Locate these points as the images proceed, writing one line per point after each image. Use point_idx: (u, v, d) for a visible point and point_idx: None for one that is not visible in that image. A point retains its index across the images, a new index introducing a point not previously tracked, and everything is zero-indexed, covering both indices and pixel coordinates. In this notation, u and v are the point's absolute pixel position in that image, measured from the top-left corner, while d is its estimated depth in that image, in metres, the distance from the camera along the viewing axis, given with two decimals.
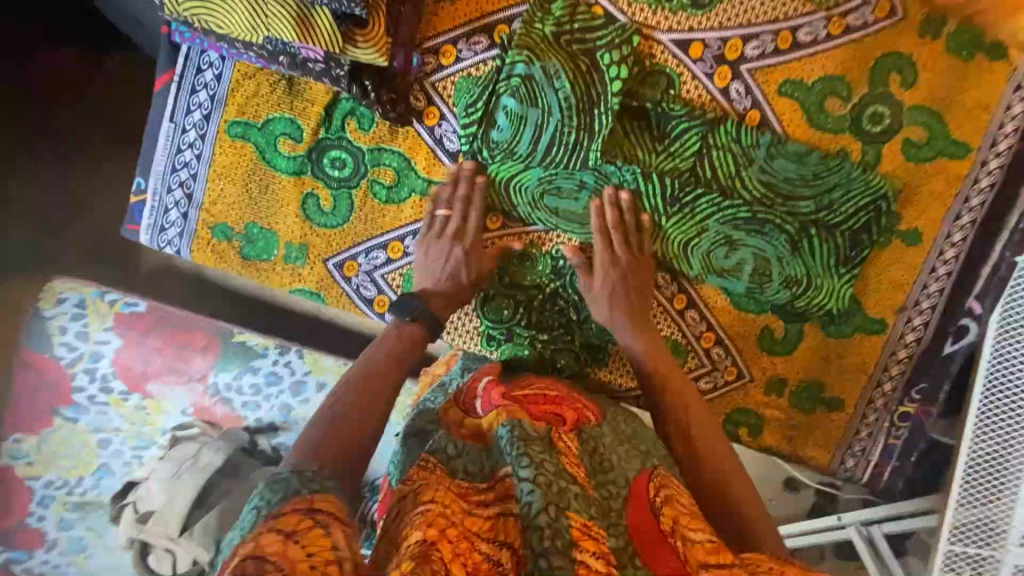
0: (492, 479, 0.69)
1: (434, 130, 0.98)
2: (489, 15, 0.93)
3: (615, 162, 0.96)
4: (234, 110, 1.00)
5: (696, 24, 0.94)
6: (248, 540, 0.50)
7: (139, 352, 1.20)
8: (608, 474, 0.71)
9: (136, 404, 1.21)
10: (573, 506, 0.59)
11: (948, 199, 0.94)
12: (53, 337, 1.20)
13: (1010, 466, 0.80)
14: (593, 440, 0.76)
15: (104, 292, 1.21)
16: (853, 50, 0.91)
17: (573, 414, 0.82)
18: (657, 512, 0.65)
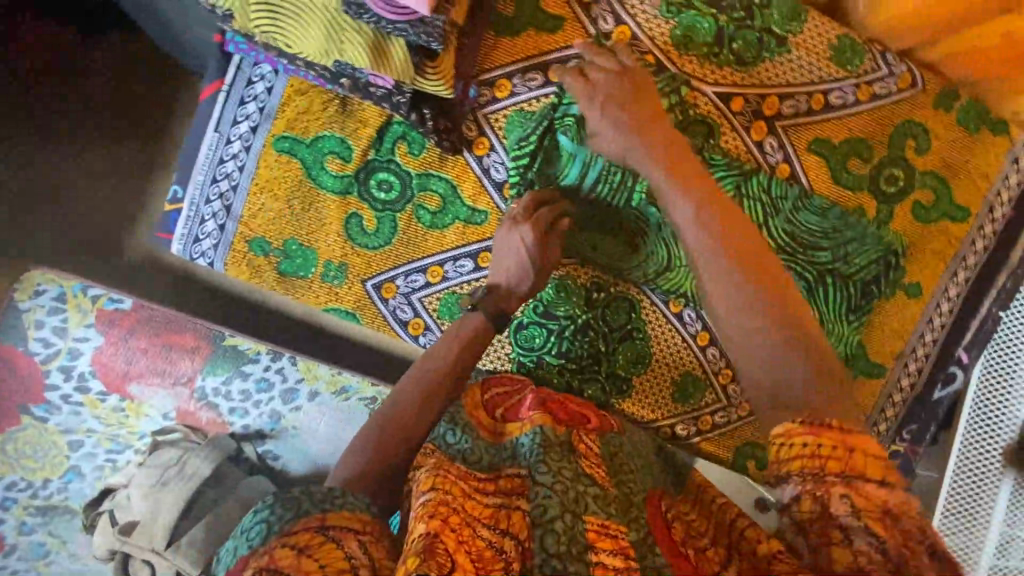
0: (494, 475, 0.77)
1: (482, 160, 0.99)
2: (547, 53, 0.97)
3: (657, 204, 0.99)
4: (283, 124, 0.94)
5: (739, 80, 1.01)
6: (264, 550, 0.62)
7: (121, 352, 1.31)
8: (628, 476, 0.79)
9: (114, 406, 1.31)
10: (589, 511, 0.68)
11: (949, 257, 1.14)
12: (29, 330, 1.29)
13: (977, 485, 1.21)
14: (614, 447, 0.85)
15: (87, 288, 1.31)
16: (875, 115, 1.06)
17: (596, 420, 0.89)
18: (666, 520, 0.74)
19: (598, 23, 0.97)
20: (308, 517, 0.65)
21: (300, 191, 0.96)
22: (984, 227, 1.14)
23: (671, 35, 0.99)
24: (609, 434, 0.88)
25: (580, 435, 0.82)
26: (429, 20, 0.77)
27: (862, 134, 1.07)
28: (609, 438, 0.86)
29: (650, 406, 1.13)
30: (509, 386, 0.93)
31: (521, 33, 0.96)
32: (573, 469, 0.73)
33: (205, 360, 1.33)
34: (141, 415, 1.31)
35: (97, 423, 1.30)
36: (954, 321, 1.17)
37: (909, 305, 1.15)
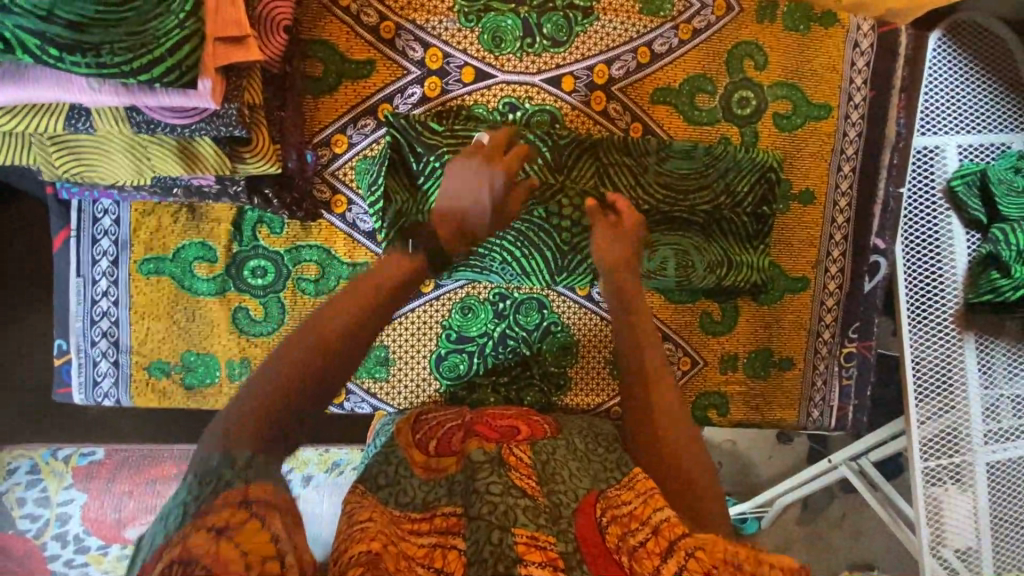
0: (428, 514, 0.76)
1: (345, 216, 1.00)
2: (369, 98, 0.98)
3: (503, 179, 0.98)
4: (142, 248, 0.95)
5: (561, 61, 1.02)
6: (177, 540, 0.52)
7: (107, 500, 1.28)
8: (559, 483, 0.79)
9: (119, 554, 1.27)
10: (519, 524, 0.68)
11: (828, 154, 1.15)
12: (12, 511, 1.27)
13: (938, 366, 1.18)
14: (544, 453, 0.84)
15: (56, 451, 1.30)
16: (703, 48, 1.07)
17: (528, 429, 0.90)
18: (603, 527, 0.74)
19: (407, 53, 0.98)
20: (230, 491, 0.55)
21: (178, 302, 0.97)
22: (850, 116, 1.15)
23: (481, 41, 0.99)
24: (539, 441, 0.88)
25: (510, 450, 0.81)
26: (223, 111, 0.79)
27: (699, 70, 1.07)
28: (539, 443, 0.86)
29: (592, 392, 1.12)
30: (444, 421, 0.95)
31: (337, 88, 0.97)
32: (502, 482, 0.73)
33: None
34: None
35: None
36: (856, 210, 1.18)
37: (807, 213, 1.16)
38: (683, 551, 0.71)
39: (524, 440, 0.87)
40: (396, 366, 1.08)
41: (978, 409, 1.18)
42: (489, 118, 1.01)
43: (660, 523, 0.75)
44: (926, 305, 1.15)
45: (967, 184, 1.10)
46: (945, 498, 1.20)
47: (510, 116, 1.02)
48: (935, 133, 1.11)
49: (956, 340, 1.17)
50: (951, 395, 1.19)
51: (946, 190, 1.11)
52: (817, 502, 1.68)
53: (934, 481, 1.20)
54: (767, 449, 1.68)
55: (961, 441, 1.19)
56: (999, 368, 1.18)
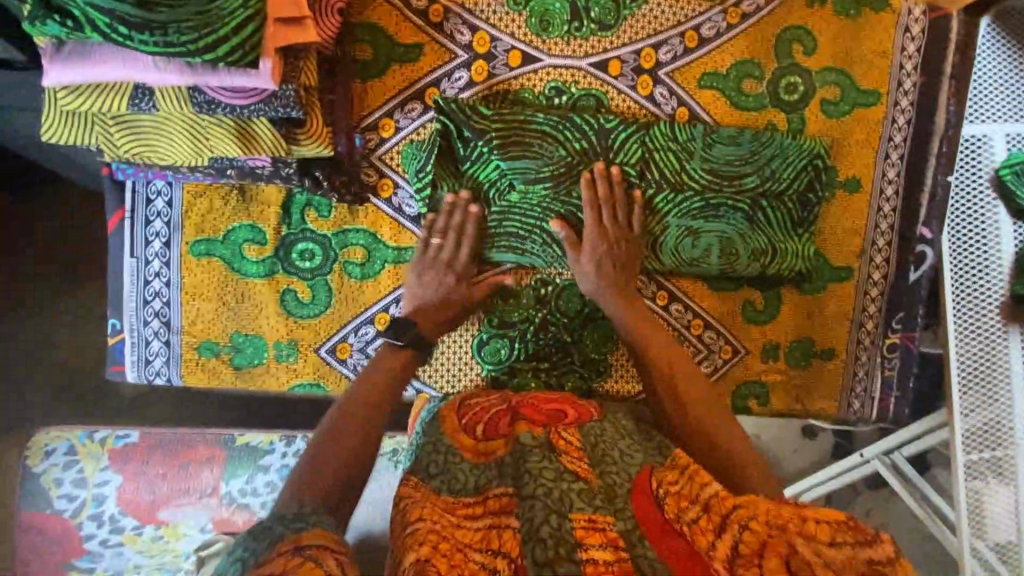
0: (481, 498, 0.77)
1: (391, 200, 1.00)
2: (417, 81, 0.98)
3: (544, 167, 1.00)
4: (193, 230, 0.96)
5: (608, 44, 1.01)
6: None
7: (141, 483, 1.31)
8: (611, 464, 0.77)
9: (152, 535, 1.31)
10: (576, 509, 0.68)
11: (876, 141, 1.13)
12: (50, 491, 1.30)
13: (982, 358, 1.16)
14: (595, 436, 0.82)
15: (93, 433, 1.32)
16: (751, 32, 1.05)
17: (575, 412, 0.88)
18: (660, 504, 0.71)
19: (455, 36, 0.97)
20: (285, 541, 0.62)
21: (228, 284, 0.98)
22: (900, 102, 1.12)
23: (529, 24, 0.99)
24: (587, 424, 0.85)
25: (558, 431, 0.80)
26: (281, 92, 0.79)
27: (747, 55, 1.06)
28: (589, 428, 0.84)
29: (632, 379, 1.12)
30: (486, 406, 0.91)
31: (385, 72, 0.97)
32: (555, 468, 0.73)
33: (223, 465, 1.34)
34: (179, 537, 1.31)
35: (141, 558, 1.30)
36: (904, 198, 1.15)
37: (854, 201, 1.14)
38: (737, 525, 0.68)
39: (572, 423, 0.86)
40: None
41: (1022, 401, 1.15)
42: (536, 102, 1.01)
43: (710, 500, 0.72)
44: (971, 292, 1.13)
45: (1016, 175, 1.05)
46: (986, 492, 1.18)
47: (556, 101, 1.02)
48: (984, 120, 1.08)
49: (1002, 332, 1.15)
50: (993, 386, 1.17)
51: (993, 180, 1.06)
52: (849, 495, 1.66)
53: (976, 475, 1.19)
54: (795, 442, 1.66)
55: (1003, 435, 1.17)
56: None
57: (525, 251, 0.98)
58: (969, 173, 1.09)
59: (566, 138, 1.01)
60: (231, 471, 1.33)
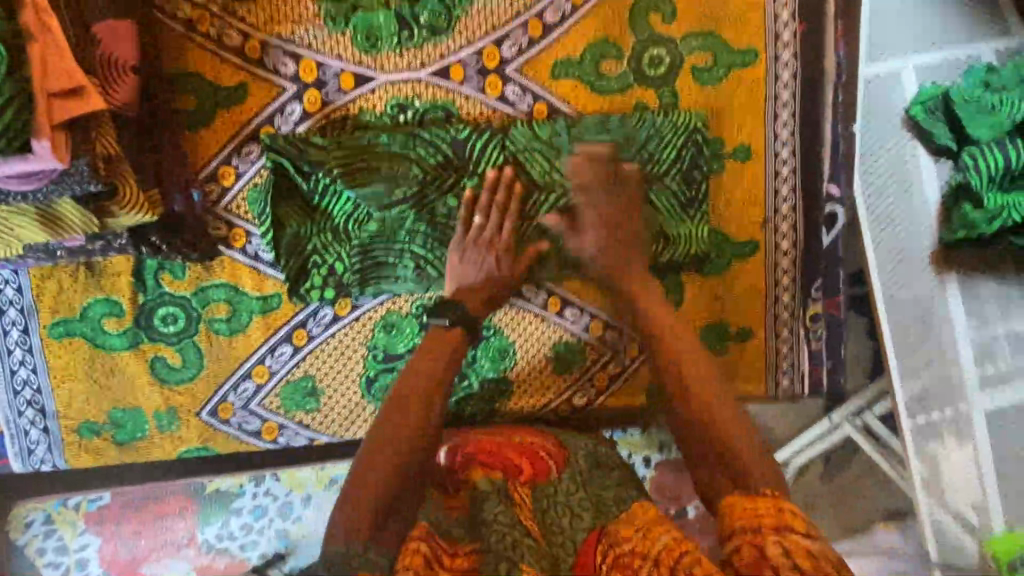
0: (454, 549, 0.75)
1: (246, 250, 0.96)
2: (247, 124, 0.93)
3: (396, 191, 0.94)
4: (48, 312, 0.94)
5: (445, 49, 0.95)
6: None
7: None
8: (557, 534, 0.77)
9: None
10: (525, 561, 0.70)
11: (763, 102, 1.04)
12: None
13: (919, 316, 1.14)
14: (546, 500, 0.81)
15: None
16: (600, 9, 0.97)
17: (529, 465, 0.86)
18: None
19: (279, 69, 0.92)
20: None
21: (95, 362, 0.95)
22: (782, 56, 1.03)
23: (354, 43, 0.92)
24: (541, 482, 0.84)
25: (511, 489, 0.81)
26: (74, 169, 0.74)
27: (600, 34, 0.98)
28: (541, 487, 0.83)
29: (538, 392, 1.08)
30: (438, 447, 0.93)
31: (212, 119, 0.92)
32: (509, 514, 0.76)
33: None
34: None
35: None
36: (803, 158, 1.07)
37: (748, 170, 1.06)
38: (686, 574, 0.64)
39: (526, 482, 0.84)
40: (326, 396, 1.02)
41: (969, 353, 1.13)
42: (380, 123, 0.95)
43: (661, 552, 0.68)
44: (894, 251, 1.13)
45: (927, 110, 1.10)
46: (941, 452, 1.16)
47: (401, 118, 0.95)
48: (890, 58, 1.11)
49: (937, 282, 1.13)
50: (936, 342, 1.14)
51: (907, 120, 1.11)
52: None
53: (930, 437, 1.16)
54: None
55: (954, 392, 1.14)
56: (994, 307, 1.13)
57: (498, 228, 0.94)
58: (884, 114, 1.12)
59: (417, 155, 0.95)
60: None
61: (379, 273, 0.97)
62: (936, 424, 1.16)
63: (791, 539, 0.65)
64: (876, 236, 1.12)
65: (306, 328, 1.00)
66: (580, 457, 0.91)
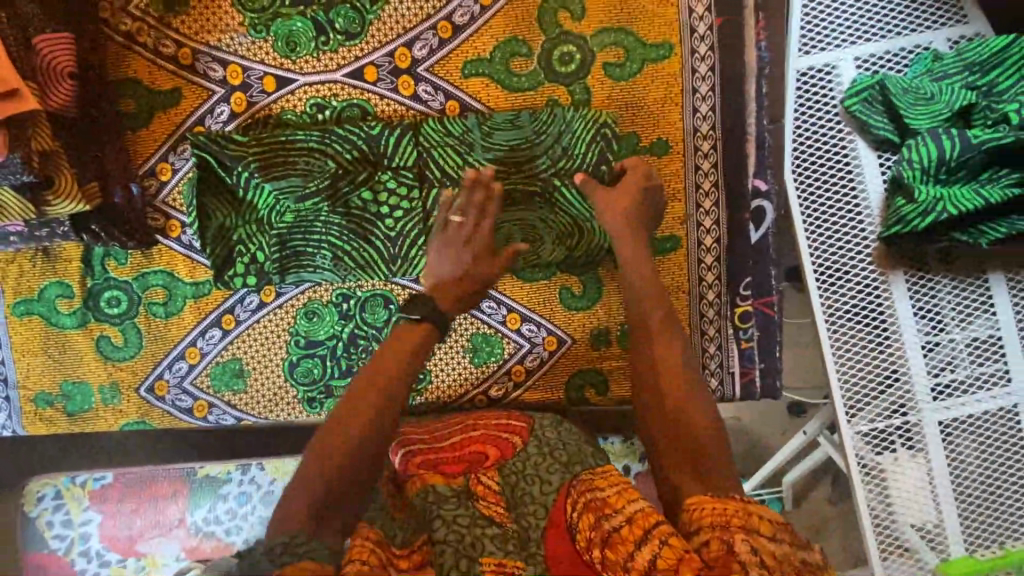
0: (408, 550, 0.79)
1: (181, 240, 1.05)
2: (181, 124, 1.02)
3: (311, 185, 1.00)
4: (12, 293, 1.06)
5: (359, 52, 1.01)
6: None
7: (119, 520, 1.31)
8: (528, 504, 0.87)
9: (135, 567, 1.30)
10: (487, 552, 0.76)
11: (679, 96, 1.03)
12: (45, 532, 1.31)
13: (865, 321, 1.07)
14: (515, 476, 0.92)
15: (75, 476, 1.33)
16: (509, 10, 1.00)
17: (495, 449, 0.97)
18: (573, 533, 0.78)
19: (208, 74, 1.01)
20: None
21: (49, 338, 1.06)
22: (698, 50, 1.02)
23: (276, 48, 1.00)
24: (507, 462, 0.94)
25: (477, 479, 0.90)
26: (8, 161, 0.85)
27: (509, 33, 1.01)
28: (508, 465, 0.93)
29: (454, 382, 1.10)
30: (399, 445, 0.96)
31: (151, 120, 1.02)
32: (469, 515, 0.81)
33: (187, 497, 1.32)
34: (159, 565, 1.30)
35: None
36: (725, 151, 1.05)
37: (667, 164, 1.05)
38: (657, 540, 0.67)
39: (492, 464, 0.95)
40: (252, 378, 1.08)
41: (920, 361, 1.07)
42: (300, 122, 1.02)
43: (635, 512, 0.73)
44: (835, 252, 1.08)
45: (864, 100, 1.05)
46: (894, 467, 1.07)
47: (320, 117, 1.02)
48: (826, 49, 1.07)
49: (880, 282, 1.07)
50: (883, 347, 1.07)
51: (844, 112, 1.06)
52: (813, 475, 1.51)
53: (877, 448, 1.08)
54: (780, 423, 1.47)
55: (904, 401, 1.07)
56: (948, 312, 1.07)
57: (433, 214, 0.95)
58: (818, 107, 1.08)
59: (333, 150, 1.00)
60: (193, 502, 1.32)
61: (298, 262, 1.03)
62: (887, 436, 1.08)
63: (758, 542, 0.63)
64: (813, 235, 1.07)
65: (233, 313, 1.06)
66: (546, 430, 1.00)
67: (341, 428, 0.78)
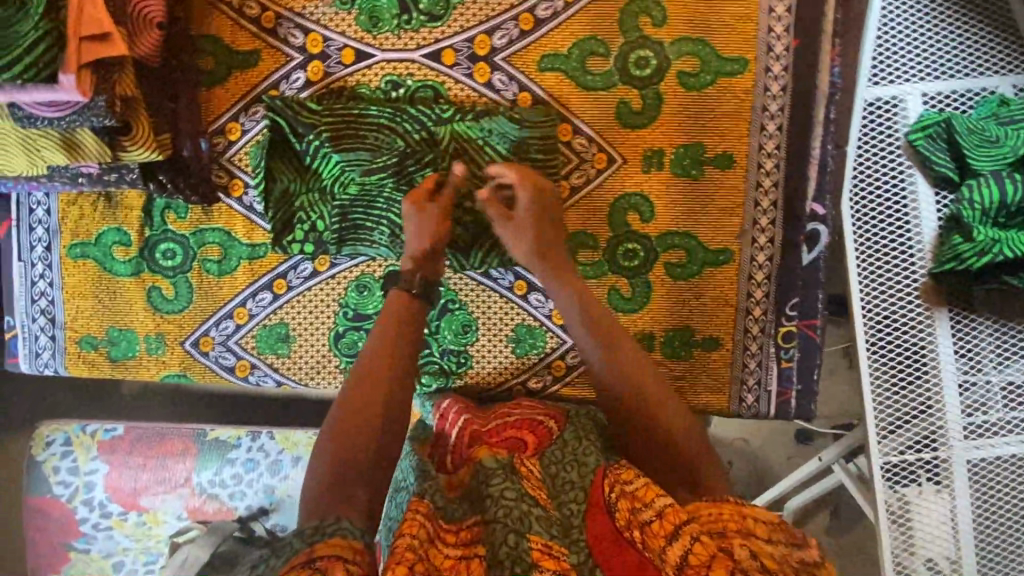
0: (457, 526, 0.80)
1: (242, 200, 1.06)
2: (257, 86, 1.03)
3: (378, 161, 1.00)
4: (69, 235, 1.06)
5: (440, 35, 1.02)
6: None
7: (125, 472, 1.31)
8: (568, 491, 0.82)
9: (136, 521, 1.31)
10: (534, 530, 0.72)
11: (750, 112, 1.04)
12: (49, 478, 1.31)
13: (904, 355, 1.09)
14: (554, 465, 0.88)
15: (86, 425, 1.33)
16: (592, 10, 1.01)
17: (534, 438, 0.97)
18: (612, 512, 0.78)
19: (289, 39, 1.02)
20: None
21: (102, 283, 1.07)
22: (773, 69, 1.03)
23: (358, 22, 1.01)
24: (547, 449, 0.93)
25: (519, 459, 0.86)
26: (92, 104, 0.86)
27: (589, 32, 1.02)
28: (548, 454, 0.90)
29: (495, 371, 1.11)
30: (451, 418, 1.04)
31: (226, 79, 1.02)
32: (516, 489, 0.77)
33: (196, 458, 1.32)
34: (160, 523, 1.31)
35: (128, 542, 1.31)
36: (788, 172, 1.06)
37: (729, 178, 1.06)
38: (689, 535, 0.71)
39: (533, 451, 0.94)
40: (296, 344, 1.09)
41: (956, 399, 1.08)
42: (373, 97, 1.03)
43: (665, 506, 0.76)
44: (880, 284, 1.09)
45: (928, 136, 1.06)
46: (917, 500, 1.08)
47: (394, 94, 1.03)
48: (896, 82, 1.08)
49: (925, 317, 1.09)
50: (918, 382, 1.08)
51: (907, 146, 1.08)
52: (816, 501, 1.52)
53: (902, 479, 1.09)
54: (785, 448, 1.48)
55: (935, 435, 1.08)
56: (986, 353, 1.08)
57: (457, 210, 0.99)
58: (882, 138, 1.09)
59: (403, 129, 1.01)
60: (201, 463, 1.31)
61: (355, 235, 1.04)
62: (914, 469, 1.09)
63: (754, 544, 0.69)
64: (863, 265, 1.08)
65: (286, 278, 1.08)
66: (581, 417, 1.01)
67: (346, 423, 0.85)
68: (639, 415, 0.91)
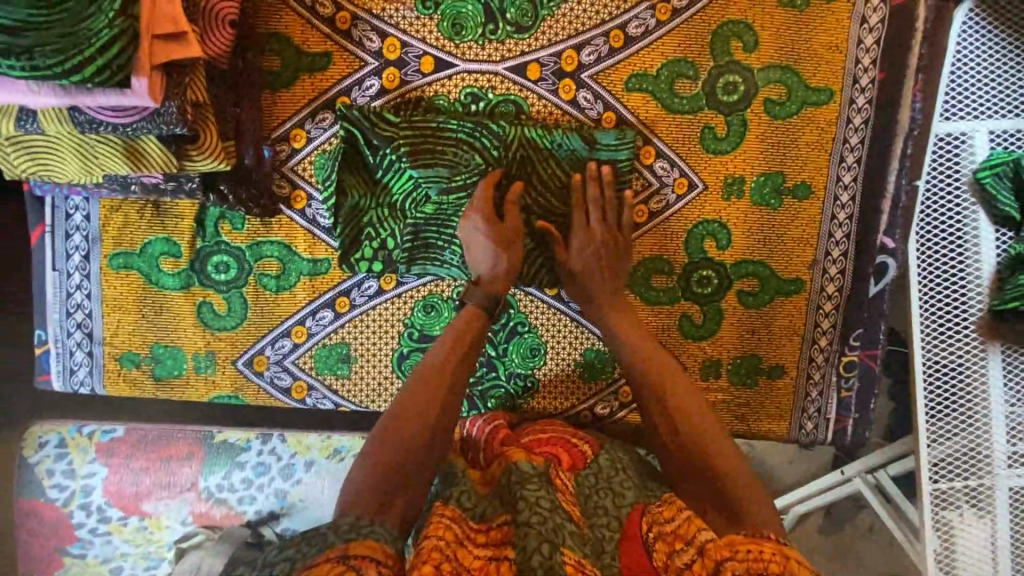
0: (486, 526, 0.73)
1: (305, 212, 0.99)
2: (327, 91, 0.96)
3: (454, 177, 0.95)
4: (111, 243, 0.98)
5: (526, 47, 0.97)
6: None
7: (126, 475, 1.17)
8: (602, 515, 0.75)
9: (136, 526, 1.17)
10: (567, 543, 0.65)
11: (830, 143, 1.04)
12: (42, 482, 1.16)
13: (958, 385, 1.07)
14: (588, 488, 0.81)
15: (81, 426, 1.19)
16: (684, 30, 0.98)
17: (569, 457, 0.89)
18: (648, 551, 0.70)
19: (364, 43, 0.95)
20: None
21: (147, 297, 0.99)
22: (856, 101, 1.03)
23: (440, 29, 0.95)
24: (583, 471, 0.86)
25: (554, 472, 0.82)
26: (164, 109, 0.78)
27: (679, 53, 0.99)
28: (585, 478, 0.84)
29: (562, 397, 1.09)
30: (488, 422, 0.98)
31: (293, 81, 0.95)
32: (551, 499, 0.70)
33: (202, 462, 1.18)
34: (162, 528, 1.17)
35: (126, 548, 1.17)
36: (862, 204, 1.06)
37: (805, 208, 1.06)
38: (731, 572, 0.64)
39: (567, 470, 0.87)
40: (358, 365, 1.04)
41: (1004, 429, 1.07)
42: (451, 109, 0.97)
43: (706, 544, 0.69)
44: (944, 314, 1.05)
45: (997, 176, 0.97)
46: (959, 524, 1.10)
47: (473, 108, 0.98)
48: (963, 117, 0.98)
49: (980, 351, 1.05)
50: (969, 412, 1.07)
51: (972, 183, 0.99)
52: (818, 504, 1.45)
53: (945, 504, 1.10)
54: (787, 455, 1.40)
55: (980, 464, 1.08)
56: None
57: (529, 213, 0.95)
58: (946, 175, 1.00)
59: (483, 145, 0.95)
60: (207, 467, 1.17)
61: (425, 254, 0.98)
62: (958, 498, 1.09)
63: None
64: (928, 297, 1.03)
65: (349, 296, 1.02)
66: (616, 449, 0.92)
67: (397, 428, 0.81)
68: (680, 430, 0.86)
